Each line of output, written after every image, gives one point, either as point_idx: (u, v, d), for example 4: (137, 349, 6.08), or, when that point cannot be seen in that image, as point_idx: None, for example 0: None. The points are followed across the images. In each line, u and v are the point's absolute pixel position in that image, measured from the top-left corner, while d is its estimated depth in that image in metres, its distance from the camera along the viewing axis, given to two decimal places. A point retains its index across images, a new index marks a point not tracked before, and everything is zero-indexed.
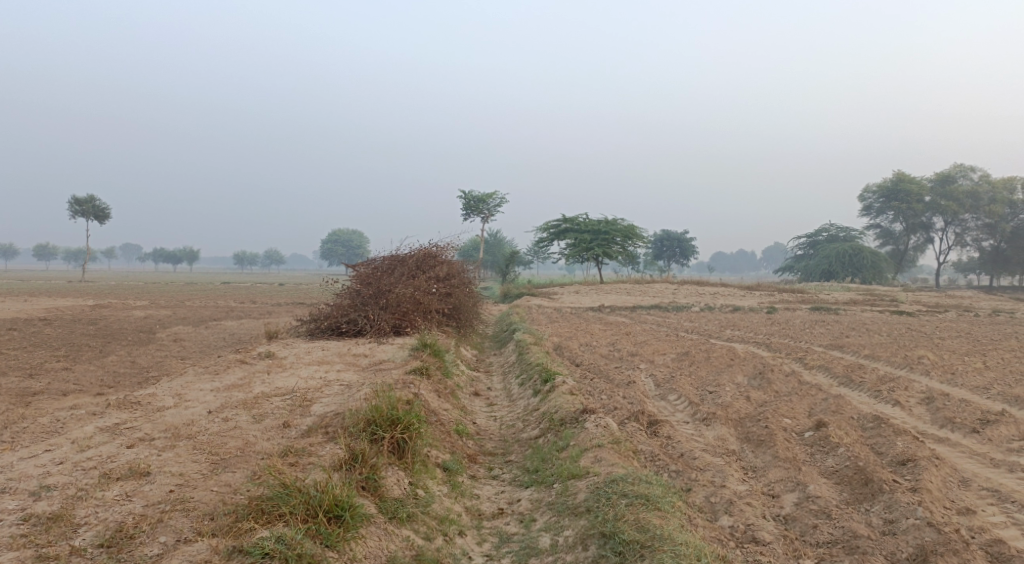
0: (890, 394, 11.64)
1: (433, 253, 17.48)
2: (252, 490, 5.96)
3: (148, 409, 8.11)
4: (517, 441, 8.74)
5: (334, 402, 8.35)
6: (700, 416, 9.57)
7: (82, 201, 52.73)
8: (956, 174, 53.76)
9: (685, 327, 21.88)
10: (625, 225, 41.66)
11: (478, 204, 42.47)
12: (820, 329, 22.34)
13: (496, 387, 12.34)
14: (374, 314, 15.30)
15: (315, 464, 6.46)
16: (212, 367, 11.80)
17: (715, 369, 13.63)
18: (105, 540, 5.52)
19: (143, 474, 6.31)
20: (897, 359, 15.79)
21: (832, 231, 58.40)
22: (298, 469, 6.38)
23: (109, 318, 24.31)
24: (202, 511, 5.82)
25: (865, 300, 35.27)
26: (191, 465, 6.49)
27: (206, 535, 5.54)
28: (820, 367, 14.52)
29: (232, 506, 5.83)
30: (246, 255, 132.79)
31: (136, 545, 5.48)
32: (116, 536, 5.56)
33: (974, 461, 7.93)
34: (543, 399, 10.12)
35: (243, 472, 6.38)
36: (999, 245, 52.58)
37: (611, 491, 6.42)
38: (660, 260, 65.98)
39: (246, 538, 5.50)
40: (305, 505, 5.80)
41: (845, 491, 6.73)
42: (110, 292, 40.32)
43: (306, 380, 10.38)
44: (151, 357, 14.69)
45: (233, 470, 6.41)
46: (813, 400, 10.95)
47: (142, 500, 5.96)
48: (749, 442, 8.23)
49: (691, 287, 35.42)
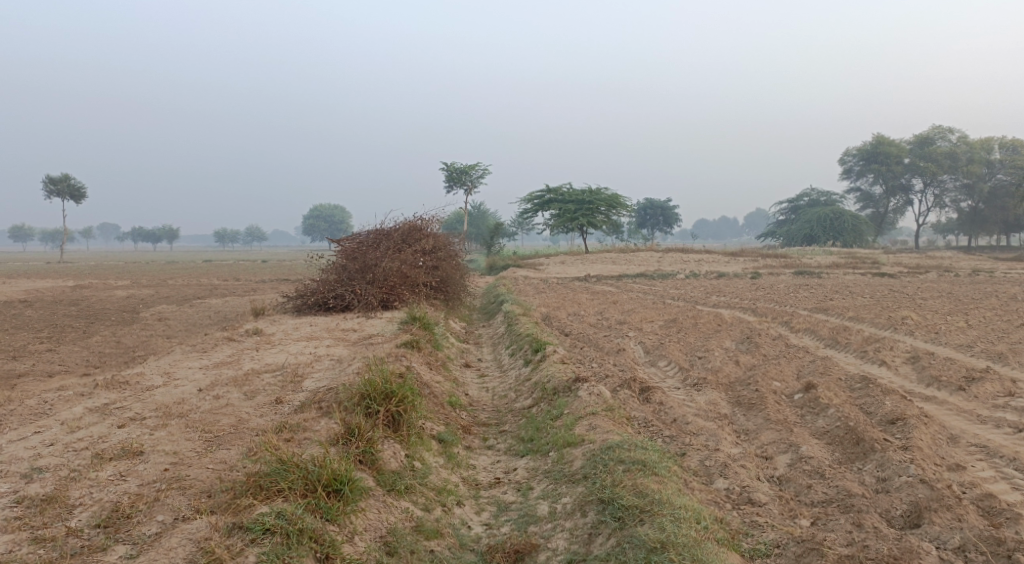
0: (876, 354, 11.76)
1: (419, 226, 17.38)
2: (248, 467, 5.93)
3: (138, 388, 8.04)
4: (510, 411, 8.75)
5: (326, 377, 8.32)
6: (690, 381, 9.62)
7: (57, 181, 51.95)
8: (934, 136, 54.04)
9: (671, 293, 21.98)
10: (609, 194, 41.58)
11: (462, 176, 42.23)
12: (804, 293, 22.52)
13: (487, 358, 12.35)
14: (361, 289, 15.22)
15: (310, 439, 6.43)
16: (199, 345, 11.70)
17: (703, 335, 13.71)
18: (101, 520, 5.49)
19: (137, 453, 6.26)
20: (882, 320, 15.94)
21: (814, 196, 58.61)
22: (294, 444, 6.35)
23: (91, 299, 24.09)
24: (198, 489, 5.79)
25: (847, 263, 35.50)
26: (185, 443, 6.44)
27: (204, 513, 5.52)
28: (806, 330, 14.63)
29: (229, 484, 5.80)
30: (227, 232, 131.53)
31: (133, 525, 5.44)
32: (112, 517, 5.52)
33: (961, 418, 8.02)
34: (535, 369, 10.13)
35: (238, 449, 6.34)
36: (977, 205, 53.00)
37: (608, 457, 6.44)
38: (644, 229, 66.07)
39: (245, 515, 5.49)
40: (303, 480, 5.78)
41: (837, 451, 6.79)
42: (91, 273, 39.89)
43: (296, 356, 10.33)
44: (136, 337, 14.56)
45: (228, 447, 6.37)
46: (801, 363, 11.04)
47: (136, 479, 5.92)
48: (741, 406, 8.28)
49: (675, 254, 35.56)
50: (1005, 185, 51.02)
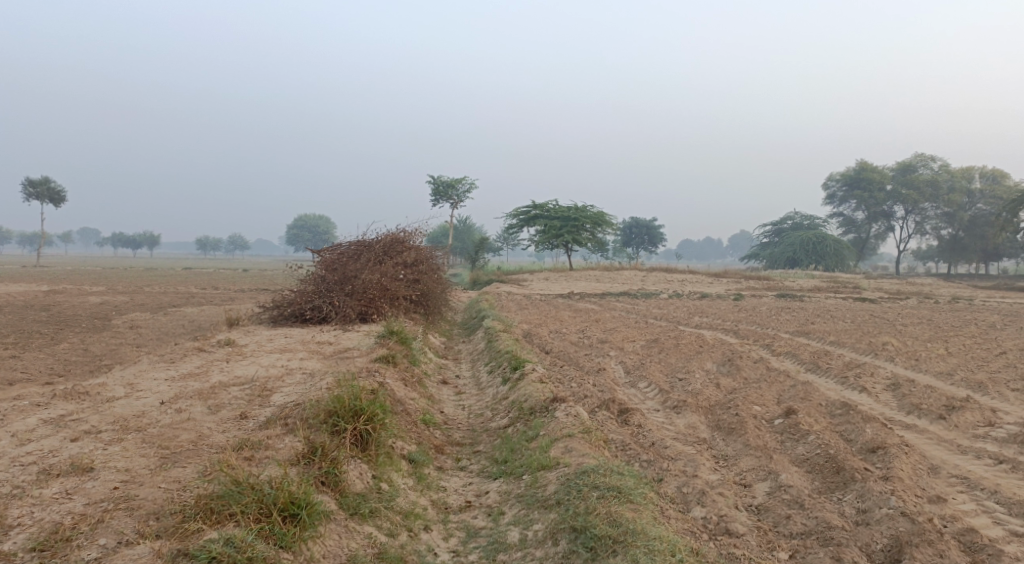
0: (858, 380, 11.64)
1: (401, 239, 17.15)
2: (202, 488, 5.68)
3: (97, 400, 7.74)
4: (485, 430, 8.53)
5: (296, 391, 8.06)
6: (670, 404, 9.44)
7: (36, 183, 51.29)
8: (917, 163, 54.57)
9: (653, 313, 21.85)
10: (594, 211, 41.51)
11: (447, 190, 42.08)
12: (786, 316, 22.45)
13: (464, 375, 12.11)
14: (339, 300, 14.95)
15: (272, 458, 6.19)
16: (169, 355, 11.40)
17: (684, 356, 13.55)
18: (40, 543, 5.20)
19: (86, 470, 5.98)
20: (862, 345, 15.87)
21: (797, 219, 58.91)
22: (254, 464, 6.10)
23: (64, 305, 23.62)
24: (147, 510, 5.52)
25: (829, 287, 35.58)
26: (139, 460, 6.17)
27: (150, 537, 5.26)
28: (787, 354, 14.51)
29: (181, 505, 5.54)
30: (209, 240, 130.53)
31: (74, 549, 5.17)
32: (52, 539, 5.24)
33: (942, 448, 7.89)
34: (512, 387, 9.92)
35: (195, 467, 6.08)
36: (957, 233, 53.34)
37: (581, 483, 6.23)
38: (628, 248, 66.13)
39: (194, 540, 5.23)
40: (259, 503, 5.54)
41: (817, 480, 6.62)
42: (67, 277, 39.31)
43: (267, 368, 10.07)
44: (105, 345, 14.21)
45: (184, 465, 6.11)
46: (782, 387, 10.90)
47: (83, 498, 5.64)
48: (720, 430, 8.09)
49: (658, 274, 35.51)
50: (985, 215, 51.90)
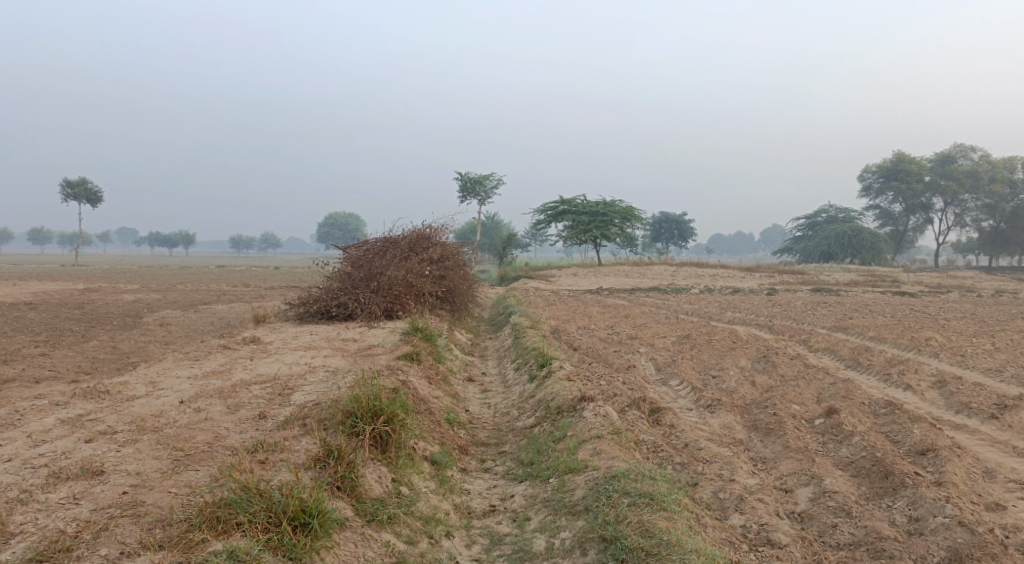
0: (900, 377, 11.16)
1: (427, 234, 16.95)
2: (212, 494, 5.48)
3: (116, 399, 7.60)
4: (511, 430, 8.25)
5: (317, 391, 7.85)
6: (704, 403, 9.08)
7: (74, 185, 51.99)
8: (956, 154, 53.20)
9: (685, 309, 21.43)
10: (624, 206, 41.03)
11: (475, 186, 41.88)
12: (822, 310, 21.89)
13: (491, 372, 11.85)
14: (365, 297, 14.78)
15: (287, 461, 5.98)
16: (193, 353, 11.30)
17: (718, 353, 13.17)
18: (40, 552, 5.03)
19: (95, 473, 5.81)
20: (904, 341, 15.34)
21: (832, 212, 57.85)
22: (267, 468, 5.88)
23: (96, 302, 23.82)
24: (154, 517, 5.33)
25: (867, 281, 34.79)
26: (152, 462, 5.98)
27: (153, 548, 5.07)
28: (825, 351, 14.04)
29: (188, 513, 5.35)
30: (242, 238, 131.74)
31: (74, 559, 4.98)
32: (52, 548, 5.07)
33: (995, 450, 7.45)
34: (539, 386, 9.63)
35: (207, 470, 5.88)
36: (998, 225, 52.06)
37: (611, 488, 5.92)
38: (659, 242, 65.49)
39: (200, 553, 5.04)
40: (267, 512, 5.33)
41: (863, 485, 6.24)
42: (102, 276, 39.81)
43: (290, 366, 9.89)
44: (134, 343, 14.19)
45: (196, 468, 5.91)
46: (821, 385, 10.47)
47: (90, 503, 5.47)
48: (758, 431, 7.73)
49: (690, 269, 34.99)
50: None
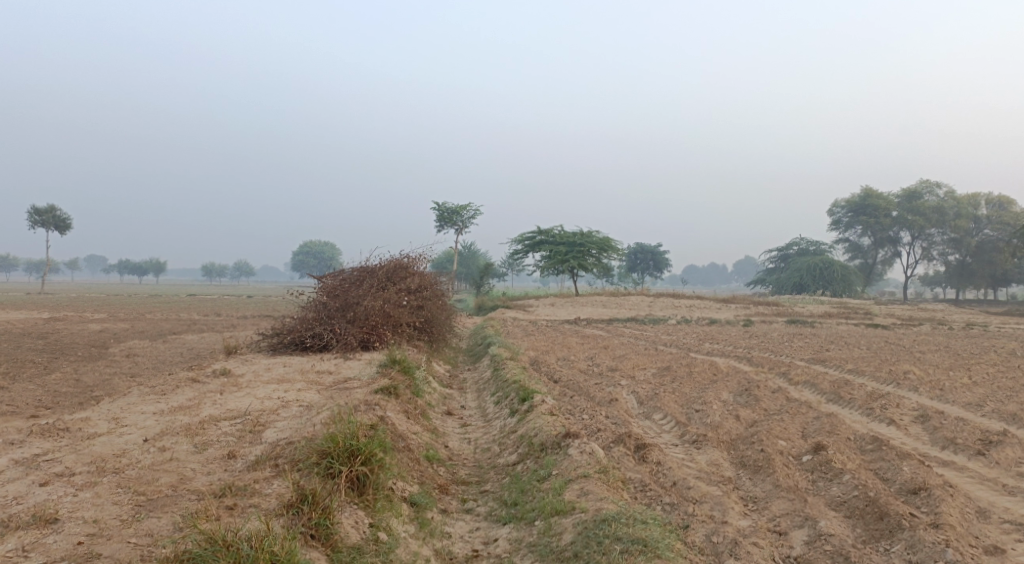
0: (883, 412, 11.04)
1: (405, 264, 16.70)
2: (174, 545, 5.15)
3: (75, 437, 7.23)
4: (492, 467, 7.97)
5: (290, 427, 7.54)
6: (689, 438, 8.87)
7: (42, 211, 51.05)
8: (923, 189, 54.07)
9: (663, 340, 21.30)
10: (601, 237, 41.06)
11: (452, 216, 41.73)
12: (799, 342, 21.85)
13: (470, 406, 11.56)
14: (341, 328, 14.44)
15: (257, 507, 5.66)
16: (160, 386, 10.89)
17: (699, 386, 12.99)
18: None
19: (48, 521, 5.45)
20: (882, 374, 15.27)
21: (804, 245, 58.41)
22: (236, 515, 5.57)
23: (61, 332, 23.17)
24: None
25: (840, 313, 34.96)
26: (111, 508, 5.64)
27: None
28: (806, 384, 13.91)
29: None
30: (213, 266, 130.08)
31: None
32: None
33: (986, 488, 7.31)
34: (521, 420, 9.36)
35: (170, 517, 5.55)
36: (964, 259, 52.83)
37: (602, 533, 5.67)
38: (634, 273, 65.67)
39: None
40: None
41: (859, 527, 6.05)
42: (69, 305, 38.96)
43: (262, 400, 9.55)
44: (98, 375, 13.72)
45: (158, 515, 5.57)
46: (805, 419, 10.32)
47: (40, 556, 5.11)
48: (746, 468, 7.53)
49: (666, 300, 34.98)
50: (993, 241, 51.41)
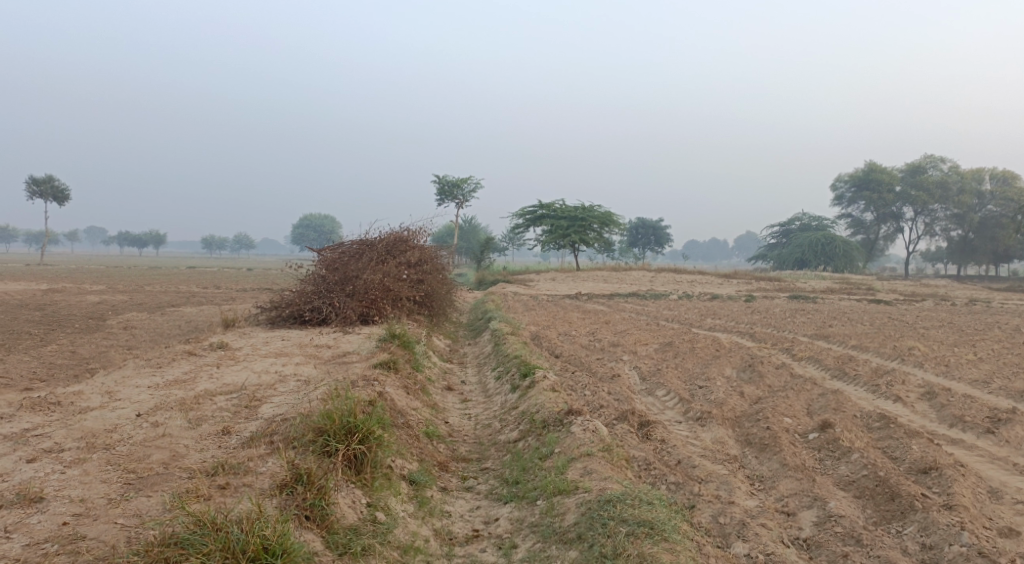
0: (889, 389, 10.88)
1: (405, 237, 16.49)
2: (162, 527, 5.01)
3: (67, 412, 7.07)
4: (493, 444, 7.83)
5: (287, 402, 7.37)
6: (693, 415, 8.72)
7: (40, 182, 50.69)
8: (926, 164, 53.62)
9: (665, 315, 21.13)
10: (603, 211, 40.75)
11: (453, 189, 41.41)
12: (801, 318, 21.67)
13: (471, 381, 11.41)
14: (340, 301, 14.26)
15: (251, 487, 5.51)
16: (156, 360, 10.73)
17: (702, 362, 12.83)
18: None
19: (34, 500, 5.30)
20: (887, 350, 15.11)
21: (806, 220, 58.09)
22: (228, 495, 5.42)
23: (58, 304, 23.01)
24: (96, 554, 4.85)
25: (842, 288, 34.78)
26: (99, 487, 5.48)
27: None
28: (809, 360, 13.75)
29: (136, 549, 4.87)
30: (213, 239, 129.60)
31: None
32: None
33: (996, 468, 7.16)
34: (522, 396, 9.21)
35: (160, 496, 5.40)
36: (967, 234, 52.54)
37: (606, 514, 5.54)
38: (635, 248, 65.43)
39: None
40: (228, 549, 4.88)
41: (868, 509, 5.92)
42: (67, 276, 38.77)
43: (259, 374, 9.40)
44: (94, 348, 13.56)
45: (147, 495, 5.42)
46: (810, 397, 10.16)
47: (24, 537, 4.97)
48: (752, 446, 7.37)
49: (667, 275, 34.79)
50: (996, 217, 51.09)
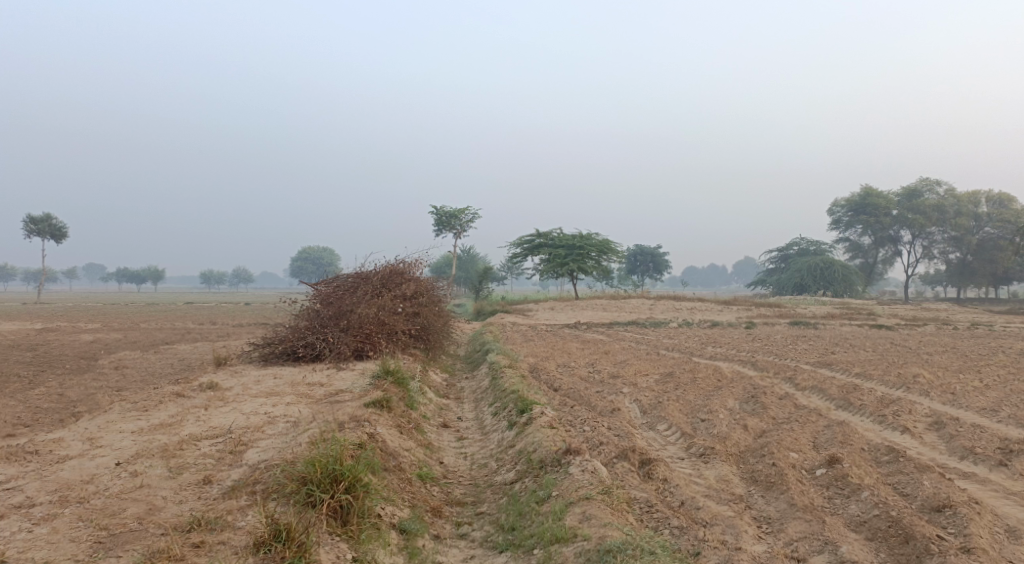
0: (896, 419, 10.59)
1: (400, 270, 16.31)
2: None
3: (44, 462, 6.81)
4: (489, 486, 7.54)
5: (273, 447, 7.12)
6: (696, 451, 8.44)
7: (38, 220, 50.66)
8: (922, 188, 53.59)
9: (665, 344, 20.85)
10: (600, 239, 40.64)
11: (450, 220, 41.32)
12: (803, 345, 21.40)
13: (467, 417, 11.12)
14: (334, 337, 14.01)
15: (231, 546, 5.26)
16: (143, 402, 10.45)
17: (704, 393, 12.54)
18: None
19: None
20: (892, 378, 14.82)
21: (804, 245, 57.95)
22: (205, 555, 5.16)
23: (51, 343, 22.69)
24: None
25: (843, 313, 34.51)
26: (67, 548, 5.23)
27: None
28: (813, 389, 13.46)
29: None
30: (212, 273, 129.41)
31: None
32: None
33: (1013, 504, 6.88)
34: (519, 434, 8.92)
35: (131, 557, 5.14)
36: (965, 257, 52.45)
37: None
38: (634, 275, 65.27)
39: None
40: None
41: (882, 554, 5.66)
42: (64, 315, 38.51)
43: (248, 416, 9.13)
44: (83, 389, 13.27)
45: (118, 555, 5.16)
46: (816, 429, 9.88)
47: None
48: (758, 485, 7.09)
49: (667, 302, 34.55)
50: (994, 239, 50.98)
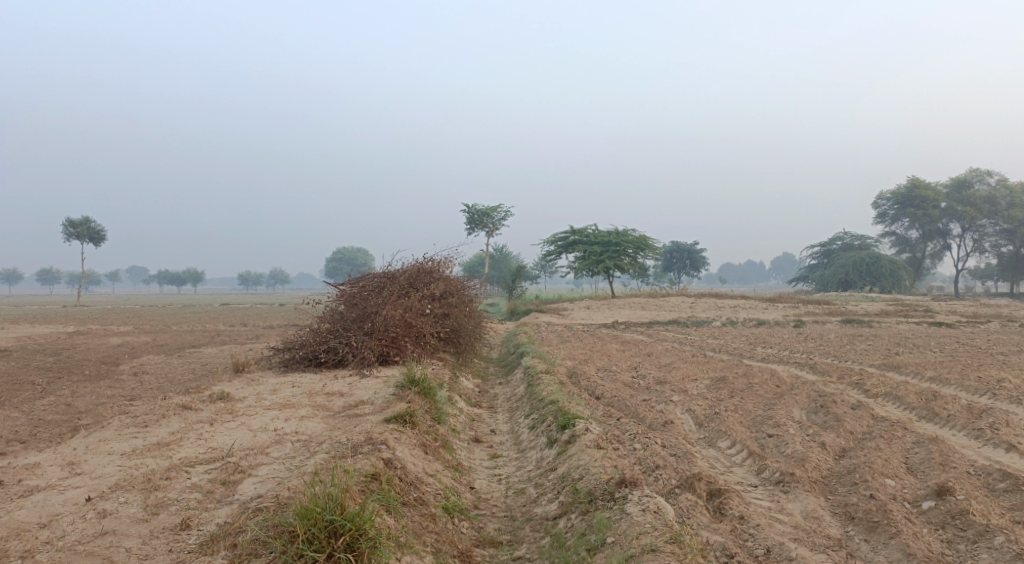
0: (996, 434, 9.15)
1: (429, 268, 15.26)
2: None
3: (6, 496, 5.86)
4: (528, 520, 6.38)
5: (273, 477, 6.13)
6: (772, 476, 7.19)
7: (78, 224, 50.70)
8: (972, 179, 51.17)
9: (711, 345, 19.43)
10: (637, 236, 39.23)
11: (482, 218, 40.21)
12: (862, 345, 19.83)
13: (502, 430, 9.94)
14: (358, 341, 12.94)
15: None
16: (145, 416, 9.43)
17: (766, 402, 11.21)
18: None
19: None
20: (973, 383, 13.28)
21: (847, 239, 55.81)
22: None
23: (76, 348, 21.98)
24: None
25: (897, 310, 32.60)
26: None
27: None
28: (887, 397, 12.02)
29: None
30: (249, 274, 130.89)
31: None
32: None
33: None
34: (561, 455, 7.74)
35: None
36: (1018, 250, 50.13)
37: None
38: (671, 272, 63.65)
39: None
40: None
41: None
42: (96, 317, 37.96)
43: (255, 433, 8.09)
44: (92, 398, 12.35)
45: None
46: (906, 447, 8.52)
47: None
48: (858, 525, 5.90)
49: (708, 300, 33.03)
50: None
